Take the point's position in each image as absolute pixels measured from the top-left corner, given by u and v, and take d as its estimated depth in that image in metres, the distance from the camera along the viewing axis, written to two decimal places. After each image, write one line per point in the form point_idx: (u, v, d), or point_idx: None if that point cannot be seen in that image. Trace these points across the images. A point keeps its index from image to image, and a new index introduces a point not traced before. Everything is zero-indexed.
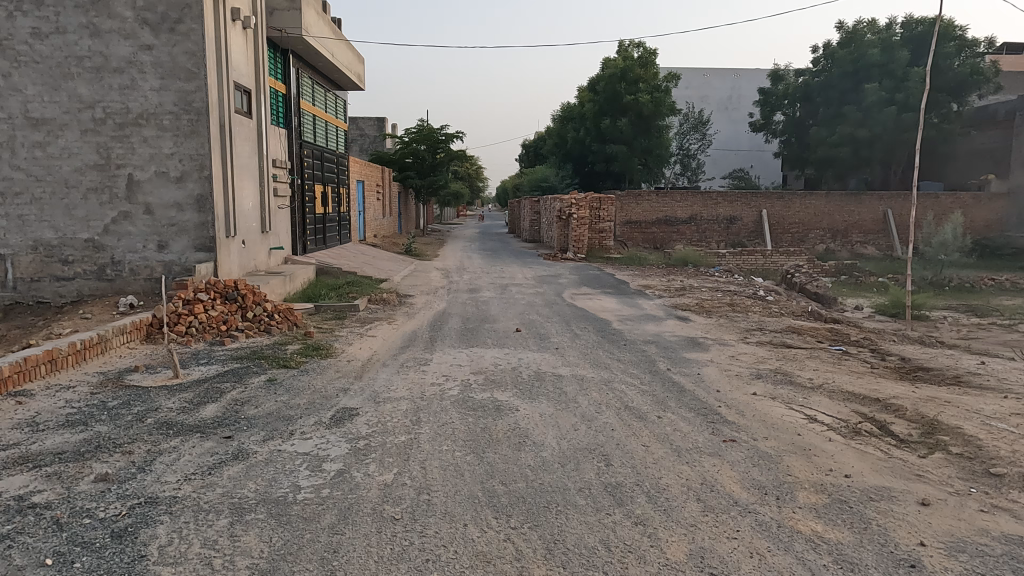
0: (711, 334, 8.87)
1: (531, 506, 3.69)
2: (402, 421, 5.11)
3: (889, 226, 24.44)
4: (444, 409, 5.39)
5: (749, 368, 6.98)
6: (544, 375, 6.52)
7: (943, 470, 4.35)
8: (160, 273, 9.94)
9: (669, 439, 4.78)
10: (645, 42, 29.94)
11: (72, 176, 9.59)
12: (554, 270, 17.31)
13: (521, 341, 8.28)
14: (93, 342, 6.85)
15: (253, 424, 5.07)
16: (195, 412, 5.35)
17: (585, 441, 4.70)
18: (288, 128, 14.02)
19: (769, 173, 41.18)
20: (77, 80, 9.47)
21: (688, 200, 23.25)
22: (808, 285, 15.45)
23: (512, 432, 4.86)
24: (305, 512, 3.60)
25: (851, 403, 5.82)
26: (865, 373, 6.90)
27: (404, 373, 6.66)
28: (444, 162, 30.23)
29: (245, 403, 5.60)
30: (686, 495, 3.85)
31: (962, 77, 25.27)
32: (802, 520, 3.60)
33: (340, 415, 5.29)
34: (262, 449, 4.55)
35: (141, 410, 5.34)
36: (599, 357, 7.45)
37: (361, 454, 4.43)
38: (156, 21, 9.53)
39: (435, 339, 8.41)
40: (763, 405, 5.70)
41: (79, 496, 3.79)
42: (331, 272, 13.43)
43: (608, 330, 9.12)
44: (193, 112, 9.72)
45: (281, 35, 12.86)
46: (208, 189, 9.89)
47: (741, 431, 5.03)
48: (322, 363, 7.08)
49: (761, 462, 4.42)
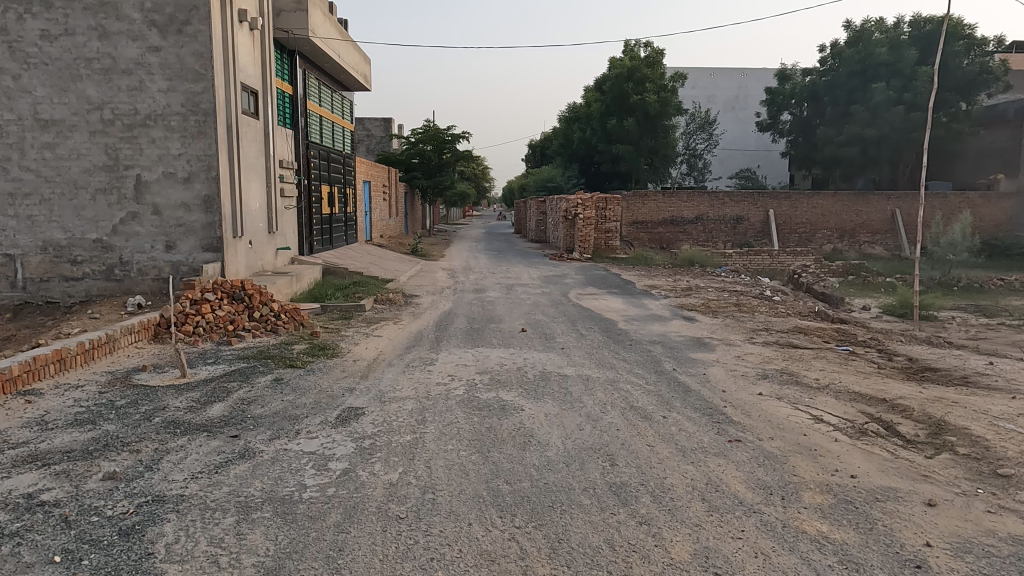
0: (717, 334, 8.85)
1: (537, 505, 3.69)
2: (407, 421, 5.13)
3: (897, 226, 24.29)
4: (449, 409, 5.40)
5: (755, 368, 6.97)
6: (549, 375, 6.53)
7: (950, 470, 4.34)
8: (167, 273, 10.00)
9: (674, 439, 4.78)
10: (652, 42, 29.89)
11: (81, 177, 9.67)
12: (560, 270, 17.32)
13: (527, 341, 8.26)
14: (102, 341, 6.90)
15: (260, 424, 5.09)
16: (202, 412, 5.37)
17: (590, 441, 4.70)
18: (293, 128, 14.03)
19: (776, 174, 41.13)
20: (86, 82, 9.54)
21: (695, 200, 23.22)
22: (814, 286, 15.46)
23: (517, 431, 4.87)
24: (311, 510, 3.62)
25: (857, 403, 5.81)
26: (872, 373, 6.87)
27: (409, 373, 6.67)
28: (450, 162, 30.31)
29: (252, 403, 5.61)
30: (691, 495, 3.85)
31: (970, 77, 25.21)
32: (808, 520, 3.59)
33: (345, 415, 5.31)
34: (268, 448, 4.57)
35: (148, 410, 5.36)
36: (605, 357, 7.46)
37: (367, 454, 4.43)
38: (164, 23, 9.61)
39: (442, 339, 8.43)
40: (769, 405, 5.69)
41: (86, 495, 3.81)
42: (338, 273, 13.47)
43: (614, 330, 9.12)
44: (200, 113, 9.78)
45: (288, 36, 12.90)
46: (215, 190, 9.93)
47: (746, 431, 5.03)
48: (328, 363, 7.09)
49: (766, 462, 4.42)
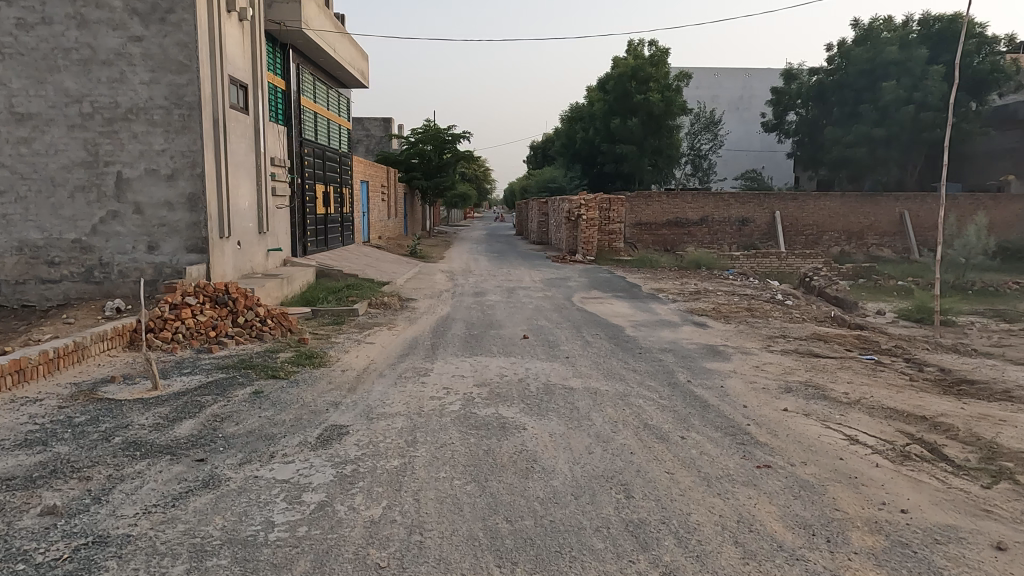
0: (733, 341, 8.31)
1: (541, 551, 3.14)
2: (396, 442, 4.59)
3: (906, 228, 23.74)
4: (443, 428, 4.86)
5: (777, 381, 6.40)
6: (553, 389, 5.96)
7: (1012, 504, 3.79)
8: (150, 276, 9.49)
9: (697, 465, 4.23)
10: (657, 40, 29.42)
11: (58, 174, 9.17)
12: (563, 272, 16.76)
13: (529, 349, 7.72)
14: (70, 349, 6.39)
15: (231, 444, 4.57)
16: (169, 430, 4.83)
17: (602, 467, 4.15)
18: (287, 124, 13.52)
19: (781, 175, 40.38)
20: (64, 73, 9.05)
21: (700, 201, 22.70)
22: (827, 290, 14.94)
23: (519, 455, 4.33)
24: (277, 556, 3.08)
25: (894, 421, 5.25)
26: (904, 386, 6.28)
27: (401, 385, 6.13)
28: (451, 162, 29.68)
29: (226, 420, 5.09)
30: (723, 537, 3.30)
31: (982, 75, 24.72)
32: (861, 569, 3.05)
33: (327, 434, 4.79)
34: (237, 475, 4.05)
35: (109, 428, 4.84)
36: (613, 367, 6.91)
37: (347, 483, 3.89)
38: (146, 11, 9.10)
39: (437, 347, 7.88)
40: (797, 424, 5.17)
41: (18, 534, 3.28)
42: (332, 275, 12.95)
43: (623, 336, 8.58)
44: (184, 106, 9.26)
45: (280, 28, 12.36)
46: (200, 187, 9.42)
47: (776, 455, 4.50)
48: (314, 374, 6.55)
49: (802, 493, 3.89)
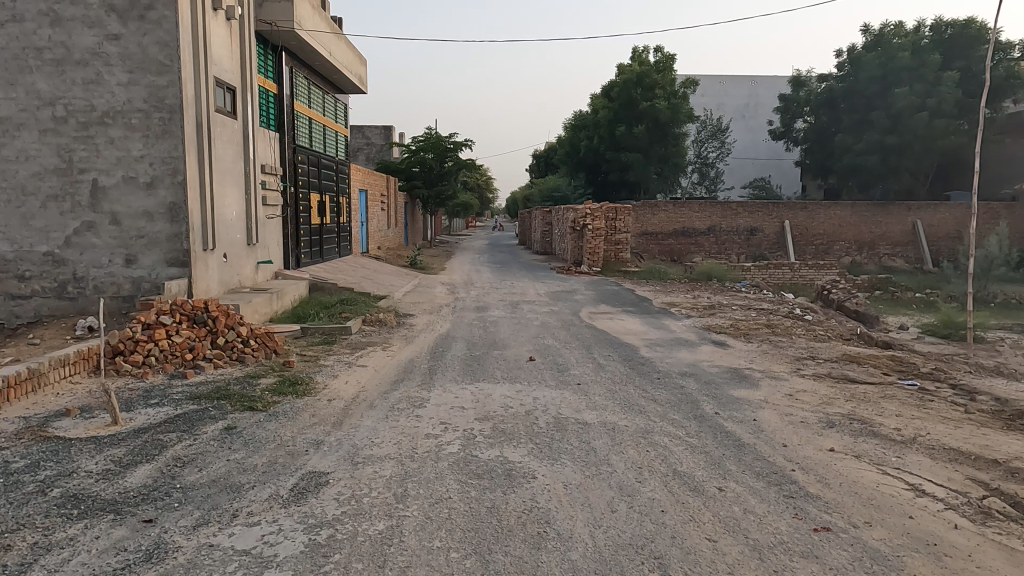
0: (758, 364, 7.60)
1: None
2: (383, 496, 3.88)
3: (920, 238, 23.04)
4: (440, 477, 4.16)
5: (815, 414, 5.67)
6: (566, 424, 5.26)
7: None
8: (128, 291, 8.83)
9: (742, 529, 3.51)
10: (662, 47, 28.92)
11: (29, 182, 8.53)
12: (569, 285, 16.06)
13: (535, 374, 7.00)
14: (23, 377, 5.68)
15: (189, 499, 3.86)
16: (119, 479, 4.13)
17: (629, 533, 3.44)
18: (279, 129, 12.88)
19: (789, 183, 39.73)
20: (36, 74, 8.42)
21: (708, 210, 22.03)
22: (846, 303, 14.21)
23: (529, 515, 3.62)
24: None
25: (961, 466, 4.53)
26: (962, 420, 5.56)
27: (393, 419, 5.44)
28: (453, 170, 29.07)
29: (187, 465, 4.39)
30: None
31: (998, 82, 24.08)
32: None
33: (303, 484, 4.08)
34: (187, 543, 3.34)
35: (49, 476, 4.14)
36: (630, 396, 6.18)
37: (319, 557, 3.18)
38: (124, 7, 8.45)
39: (435, 370, 7.18)
40: (850, 469, 4.45)
41: None
42: (326, 289, 12.27)
43: (637, 358, 7.88)
44: (165, 109, 8.62)
45: (272, 29, 11.74)
46: (182, 196, 8.75)
47: (835, 512, 3.78)
48: (297, 405, 5.85)
49: (876, 569, 3.17)
